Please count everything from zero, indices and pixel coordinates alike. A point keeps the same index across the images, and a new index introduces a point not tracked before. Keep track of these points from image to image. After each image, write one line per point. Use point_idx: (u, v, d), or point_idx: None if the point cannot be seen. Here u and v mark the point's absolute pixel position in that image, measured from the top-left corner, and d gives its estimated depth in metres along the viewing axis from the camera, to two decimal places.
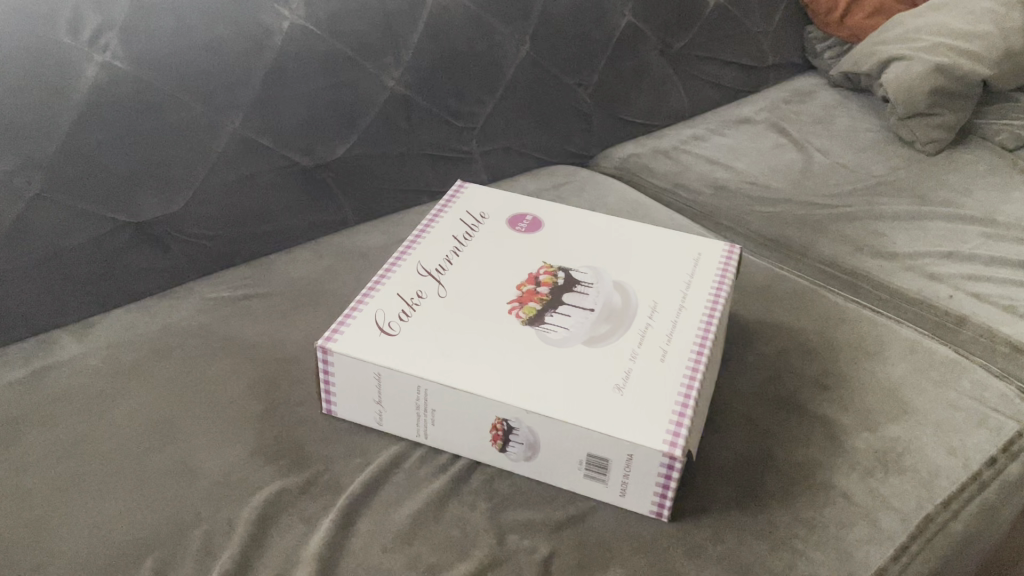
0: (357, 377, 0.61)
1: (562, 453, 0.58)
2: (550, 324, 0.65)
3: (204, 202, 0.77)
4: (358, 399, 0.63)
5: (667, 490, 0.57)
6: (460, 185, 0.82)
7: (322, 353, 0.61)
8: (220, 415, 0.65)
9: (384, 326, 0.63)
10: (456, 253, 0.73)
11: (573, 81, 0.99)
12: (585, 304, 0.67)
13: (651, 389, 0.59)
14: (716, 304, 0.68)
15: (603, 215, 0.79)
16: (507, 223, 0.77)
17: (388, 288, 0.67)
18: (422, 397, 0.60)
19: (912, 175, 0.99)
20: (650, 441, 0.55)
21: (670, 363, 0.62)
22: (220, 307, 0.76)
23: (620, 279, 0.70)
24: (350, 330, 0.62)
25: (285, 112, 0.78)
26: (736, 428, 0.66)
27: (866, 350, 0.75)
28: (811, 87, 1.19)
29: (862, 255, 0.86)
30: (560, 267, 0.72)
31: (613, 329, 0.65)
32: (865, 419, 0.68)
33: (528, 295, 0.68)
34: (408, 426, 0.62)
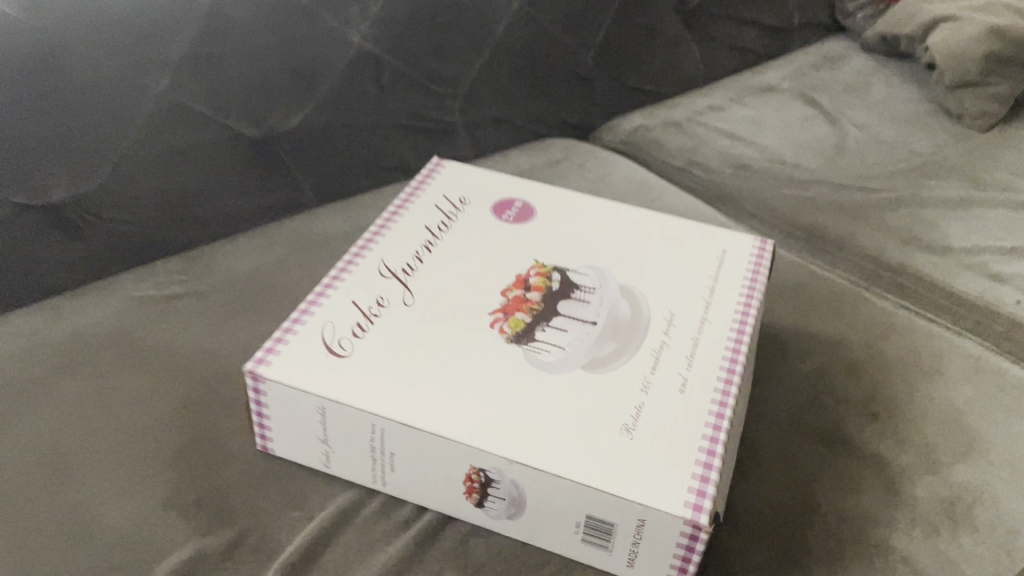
0: (297, 410, 0.49)
1: (554, 513, 0.46)
2: (541, 342, 0.52)
3: (127, 181, 0.64)
4: (300, 436, 0.50)
5: (688, 565, 0.44)
6: (438, 162, 0.69)
7: (253, 380, 0.49)
8: (129, 452, 0.52)
9: (332, 344, 0.50)
10: (429, 247, 0.60)
11: (574, 40, 0.85)
12: (586, 315, 0.54)
13: (668, 431, 0.47)
14: (746, 317, 0.55)
15: (607, 201, 0.66)
16: (492, 211, 0.64)
17: (341, 293, 0.55)
18: (379, 438, 0.48)
19: (962, 154, 0.86)
20: (668, 505, 0.43)
21: (690, 395, 0.49)
22: (144, 307, 0.63)
23: (628, 284, 0.57)
24: (290, 350, 0.50)
25: (226, 73, 0.64)
26: (770, 470, 0.54)
27: (922, 368, 0.62)
28: (842, 51, 1.05)
29: (911, 250, 0.73)
30: (554, 267, 0.59)
31: (620, 348, 0.52)
32: (927, 458, 0.56)
33: (515, 304, 0.55)
34: (363, 470, 0.50)
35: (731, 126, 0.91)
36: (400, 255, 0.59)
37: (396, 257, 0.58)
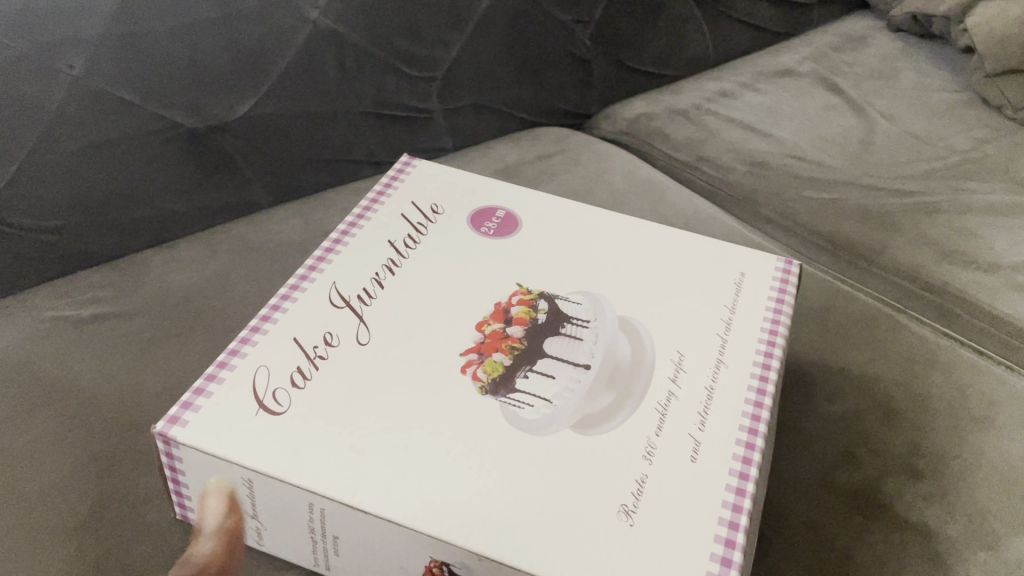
0: (219, 481, 0.39)
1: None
2: (524, 392, 0.42)
3: (38, 182, 0.54)
4: (225, 509, 0.41)
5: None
6: (408, 160, 0.59)
7: (164, 444, 0.39)
8: (20, 521, 0.43)
9: (265, 398, 0.41)
10: (392, 267, 0.50)
11: (568, 17, 0.74)
12: (577, 358, 0.45)
13: (677, 515, 0.38)
14: (770, 360, 0.46)
15: (605, 209, 0.56)
16: (469, 221, 0.54)
17: (281, 328, 0.45)
18: (319, 518, 0.39)
19: (1004, 151, 0.76)
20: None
21: (704, 465, 0.40)
22: (58, 334, 0.54)
23: (629, 315, 0.48)
24: (212, 406, 0.40)
25: (155, 54, 0.54)
26: (794, 548, 0.45)
27: (970, 414, 0.53)
28: (865, 31, 0.95)
29: (951, 265, 0.64)
30: (540, 292, 0.49)
31: (619, 402, 0.42)
32: (980, 528, 0.47)
33: (493, 341, 0.45)
34: (302, 552, 0.41)
35: (744, 115, 0.81)
36: (357, 277, 0.49)
37: (352, 280, 0.49)
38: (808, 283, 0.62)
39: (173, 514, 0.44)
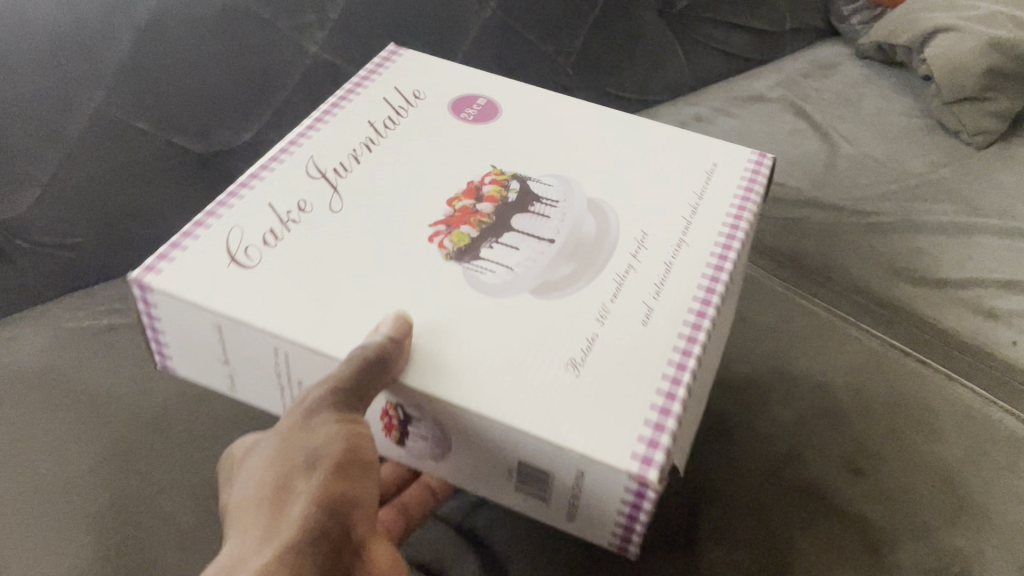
0: (191, 325, 0.41)
1: (483, 460, 0.39)
2: (486, 263, 0.43)
3: (60, 203, 0.59)
4: (200, 356, 0.43)
5: (636, 526, 0.37)
6: (393, 50, 0.58)
7: (140, 291, 0.40)
8: (50, 512, 0.49)
9: (237, 253, 0.42)
10: (370, 146, 0.50)
11: (550, 48, 0.80)
12: (542, 234, 0.45)
13: (621, 371, 0.39)
14: (731, 242, 0.46)
15: (590, 104, 0.55)
16: (449, 108, 0.53)
17: (255, 195, 0.45)
18: (284, 363, 0.40)
19: (958, 175, 0.82)
20: (611, 456, 0.35)
21: (653, 328, 0.41)
22: (77, 340, 0.59)
23: (598, 198, 0.48)
24: (186, 258, 0.41)
25: (167, 86, 0.59)
26: (742, 536, 0.51)
27: (909, 417, 0.58)
28: (834, 58, 1.01)
29: (901, 281, 0.69)
30: (513, 174, 0.49)
31: (578, 272, 0.43)
32: (911, 520, 0.52)
33: (462, 215, 0.46)
34: (271, 398, 0.43)
35: (717, 139, 0.86)
36: (334, 153, 0.49)
37: (328, 155, 0.48)
38: (767, 297, 0.68)
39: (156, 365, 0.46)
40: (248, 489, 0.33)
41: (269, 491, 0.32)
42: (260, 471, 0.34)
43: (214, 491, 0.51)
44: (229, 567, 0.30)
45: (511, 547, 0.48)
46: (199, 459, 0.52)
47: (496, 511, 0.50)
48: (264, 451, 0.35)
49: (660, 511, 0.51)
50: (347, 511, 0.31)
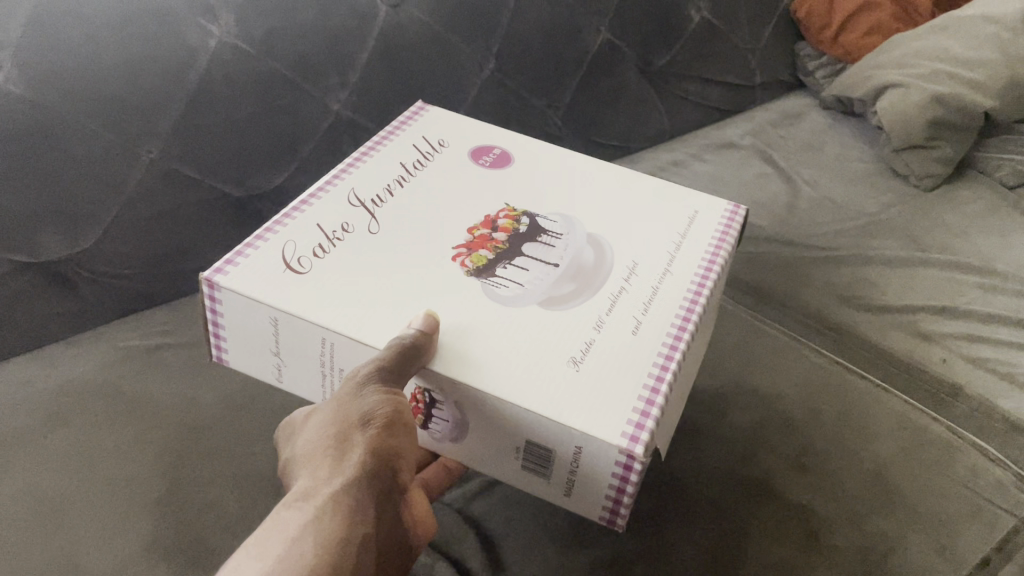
0: (251, 318, 0.48)
1: (495, 441, 0.46)
2: (501, 278, 0.50)
3: (119, 241, 0.68)
4: (254, 348, 0.50)
5: (622, 498, 0.44)
6: (421, 106, 0.65)
7: (209, 288, 0.47)
8: (117, 498, 0.57)
9: (291, 261, 0.48)
10: (402, 181, 0.57)
11: (541, 102, 0.91)
12: (549, 258, 0.52)
13: (614, 367, 0.45)
14: (710, 270, 0.52)
15: (588, 158, 0.62)
16: (469, 155, 0.60)
17: (305, 217, 0.52)
18: (329, 352, 0.47)
19: (907, 214, 0.91)
20: (605, 434, 0.41)
21: (641, 337, 0.47)
22: (131, 359, 0.68)
23: (597, 233, 0.55)
24: (249, 263, 0.48)
25: (210, 140, 0.68)
26: (701, 516, 0.59)
27: (850, 424, 0.67)
28: (800, 109, 1.11)
29: (850, 308, 0.79)
30: (524, 211, 0.56)
31: (579, 291, 0.50)
32: (846, 508, 0.61)
33: (480, 241, 0.52)
34: (313, 387, 0.50)
35: (692, 182, 0.96)
36: (372, 185, 0.56)
37: (367, 186, 0.55)
38: (731, 321, 0.77)
39: (213, 358, 0.52)
40: (309, 439, 0.41)
41: (331, 439, 0.40)
42: (321, 425, 0.41)
43: (254, 481, 0.60)
44: (303, 495, 0.37)
45: (505, 530, 0.57)
46: (240, 456, 0.62)
47: (493, 499, 0.59)
48: (322, 412, 0.42)
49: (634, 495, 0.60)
50: (390, 460, 0.40)
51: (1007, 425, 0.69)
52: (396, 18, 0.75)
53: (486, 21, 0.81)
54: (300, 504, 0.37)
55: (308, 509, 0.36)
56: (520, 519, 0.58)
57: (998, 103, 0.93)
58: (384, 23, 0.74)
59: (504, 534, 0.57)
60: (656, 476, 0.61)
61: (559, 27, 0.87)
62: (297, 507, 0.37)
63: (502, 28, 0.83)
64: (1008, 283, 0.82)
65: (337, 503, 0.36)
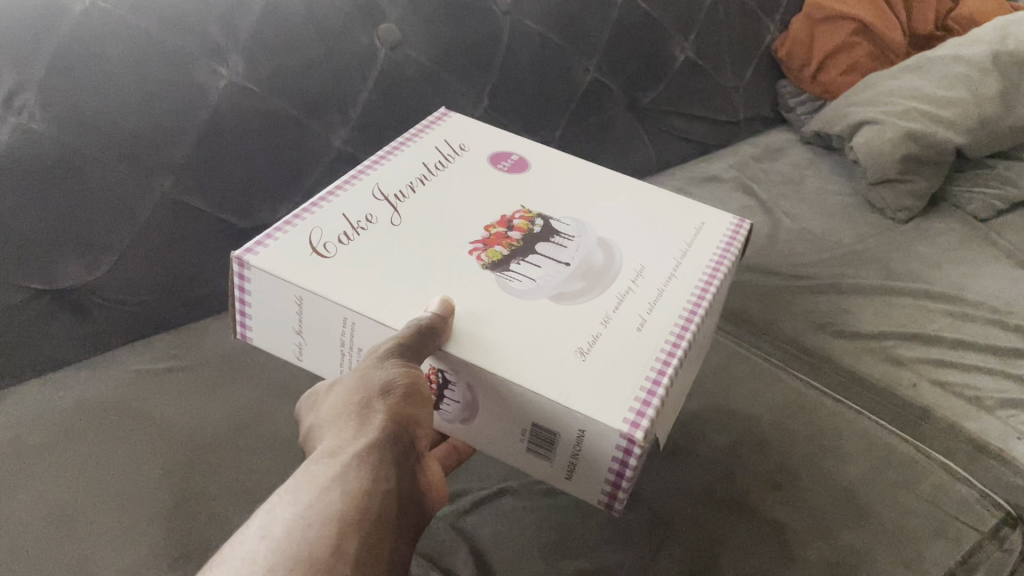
0: (278, 297, 0.51)
1: (504, 423, 0.49)
2: (514, 272, 0.53)
3: (131, 269, 0.72)
4: (278, 326, 0.53)
5: (621, 482, 0.47)
6: (443, 112, 0.69)
7: (240, 267, 0.51)
8: (128, 510, 0.61)
9: (318, 246, 0.52)
10: (423, 180, 0.60)
11: (532, 137, 0.96)
12: (561, 256, 0.55)
13: (619, 359, 0.48)
14: (713, 277, 0.55)
15: (600, 168, 0.66)
16: (488, 160, 0.64)
17: (332, 206, 0.55)
18: (349, 332, 0.50)
19: (882, 245, 0.96)
20: (608, 419, 0.44)
21: (646, 333, 0.50)
22: (141, 381, 0.72)
23: (605, 236, 0.58)
24: (278, 245, 0.52)
25: (220, 174, 0.73)
26: (683, 530, 0.63)
27: (824, 443, 0.71)
28: (782, 144, 1.16)
29: (825, 334, 0.83)
30: (538, 213, 0.59)
31: (588, 287, 0.53)
32: (820, 522, 0.64)
33: (496, 238, 0.56)
34: (332, 365, 0.53)
35: None
36: (395, 182, 0.59)
37: (390, 183, 0.59)
38: (714, 345, 0.81)
39: (238, 335, 0.56)
40: (333, 406, 0.43)
41: (354, 406, 0.42)
42: (344, 394, 0.44)
43: (258, 495, 0.64)
44: (330, 453, 0.40)
45: (494, 541, 0.61)
46: (245, 471, 0.65)
47: (485, 512, 0.63)
48: (343, 383, 0.45)
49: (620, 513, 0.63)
50: (407, 427, 0.42)
51: (972, 445, 0.73)
52: (395, 59, 0.79)
53: (480, 61, 0.86)
54: (326, 461, 0.39)
55: (334, 465, 0.39)
56: (509, 533, 0.61)
57: (969, 141, 0.98)
58: (383, 63, 0.79)
59: (494, 545, 0.60)
60: (638, 490, 0.65)
61: (550, 67, 0.92)
62: (324, 463, 0.39)
63: (496, 68, 0.88)
64: (976, 311, 0.86)
65: (361, 460, 0.39)
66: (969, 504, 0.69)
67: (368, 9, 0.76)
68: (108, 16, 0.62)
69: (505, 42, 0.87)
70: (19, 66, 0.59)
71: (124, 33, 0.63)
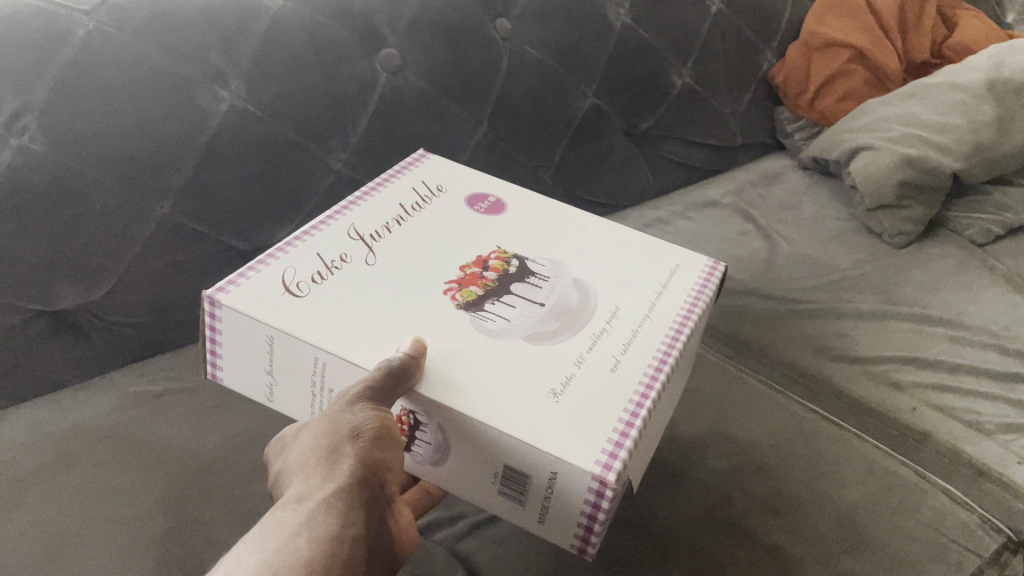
0: (249, 337, 0.51)
1: (475, 465, 0.49)
2: (489, 312, 0.53)
3: (129, 292, 0.72)
4: (248, 365, 0.53)
5: (593, 526, 0.46)
6: (421, 154, 0.70)
7: (210, 305, 0.51)
8: (123, 534, 0.60)
9: (290, 285, 0.52)
10: (399, 221, 0.60)
11: (530, 162, 0.96)
12: (536, 297, 0.55)
13: (592, 401, 0.48)
14: (687, 319, 0.55)
15: (576, 210, 0.66)
16: (464, 201, 0.64)
17: (307, 246, 0.56)
18: (320, 372, 0.50)
19: (879, 270, 0.96)
20: (580, 461, 0.44)
21: (619, 374, 0.50)
22: (137, 405, 0.72)
23: (582, 277, 0.58)
24: (250, 283, 0.51)
25: (220, 198, 0.73)
26: (680, 560, 0.62)
27: (822, 469, 0.71)
28: (780, 170, 1.17)
29: (823, 359, 0.83)
30: (514, 254, 0.59)
31: (562, 327, 0.53)
32: (820, 550, 0.64)
33: (471, 278, 0.56)
34: (303, 405, 0.53)
35: (676, 239, 1.01)
36: (371, 221, 0.59)
37: (366, 224, 0.59)
38: (710, 369, 0.81)
39: (207, 374, 0.56)
40: (301, 451, 0.43)
41: (322, 451, 0.42)
42: (312, 439, 0.43)
43: (254, 520, 0.63)
44: (297, 499, 0.40)
45: (490, 567, 0.60)
46: (241, 496, 0.65)
47: (480, 539, 0.62)
48: (312, 428, 0.44)
49: (614, 542, 0.62)
50: (377, 472, 0.43)
51: (974, 470, 0.72)
52: (395, 84, 0.80)
53: (479, 87, 0.87)
54: (292, 507, 0.40)
55: (300, 512, 0.39)
56: (505, 560, 0.61)
57: (966, 167, 0.98)
58: (383, 88, 0.79)
59: (490, 571, 0.60)
60: (633, 516, 0.64)
61: (549, 93, 0.93)
62: (292, 509, 0.40)
63: (495, 93, 0.88)
64: (974, 335, 0.86)
65: (328, 505, 0.40)
66: (970, 529, 0.68)
67: (368, 34, 0.77)
68: (110, 40, 0.63)
69: (504, 68, 0.88)
70: (21, 89, 0.60)
71: (125, 58, 0.64)
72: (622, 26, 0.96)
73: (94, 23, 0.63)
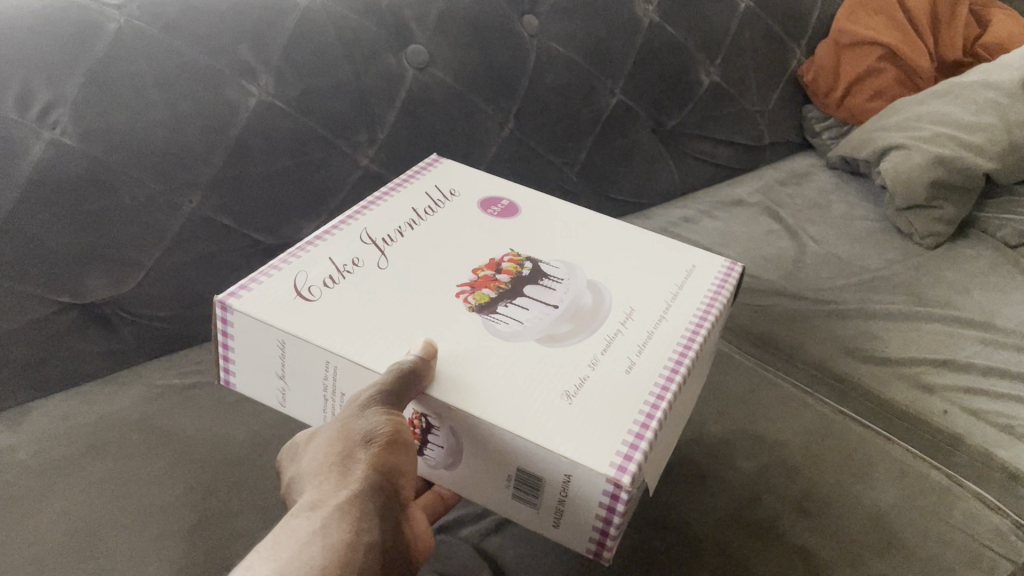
0: (260, 341, 0.51)
1: (488, 469, 0.48)
2: (502, 314, 0.53)
3: (158, 286, 0.72)
4: (261, 371, 0.53)
5: (608, 530, 0.45)
6: (435, 158, 0.70)
7: (222, 310, 0.51)
8: (151, 525, 0.61)
9: (302, 289, 0.52)
10: (413, 225, 0.60)
11: (558, 159, 0.96)
12: (550, 299, 0.55)
13: (606, 402, 0.47)
14: (703, 320, 0.54)
15: (591, 212, 0.66)
16: (478, 205, 0.64)
17: (319, 250, 0.56)
18: (332, 376, 0.50)
19: (910, 270, 0.95)
20: (594, 463, 0.43)
21: (635, 376, 0.49)
22: (164, 398, 0.72)
23: (596, 279, 0.58)
24: (262, 288, 0.51)
25: (249, 192, 0.73)
26: (707, 561, 0.61)
27: (853, 471, 0.70)
28: (808, 169, 1.16)
29: (852, 360, 0.82)
30: (528, 256, 0.59)
31: (576, 329, 0.53)
32: (850, 553, 0.63)
33: (484, 281, 0.56)
34: (315, 411, 0.53)
35: (702, 238, 1.00)
36: (383, 225, 0.59)
37: (379, 227, 0.59)
38: (738, 369, 0.80)
39: (221, 380, 0.56)
40: (314, 457, 0.43)
41: (336, 458, 0.42)
42: (323, 446, 0.43)
43: (280, 515, 0.63)
44: (310, 506, 0.40)
45: (517, 565, 0.60)
46: (267, 489, 0.65)
47: (507, 536, 0.62)
48: (324, 434, 0.44)
49: (639, 544, 0.62)
50: (390, 478, 0.42)
51: (1007, 474, 0.71)
52: (423, 80, 0.80)
53: (507, 83, 0.86)
54: (307, 514, 0.40)
55: (313, 520, 0.39)
56: (531, 557, 0.60)
57: (998, 167, 0.97)
58: (410, 85, 0.79)
59: (517, 569, 0.59)
60: (659, 516, 0.64)
61: (576, 89, 0.92)
62: (305, 517, 0.40)
63: (522, 90, 0.88)
64: (1007, 338, 0.84)
65: (341, 513, 0.39)
66: (1004, 533, 0.67)
67: (397, 30, 0.77)
68: (140, 34, 0.63)
69: (532, 64, 0.87)
70: (53, 83, 0.60)
71: (155, 51, 0.64)
72: (651, 23, 0.95)
73: (125, 17, 0.63)
